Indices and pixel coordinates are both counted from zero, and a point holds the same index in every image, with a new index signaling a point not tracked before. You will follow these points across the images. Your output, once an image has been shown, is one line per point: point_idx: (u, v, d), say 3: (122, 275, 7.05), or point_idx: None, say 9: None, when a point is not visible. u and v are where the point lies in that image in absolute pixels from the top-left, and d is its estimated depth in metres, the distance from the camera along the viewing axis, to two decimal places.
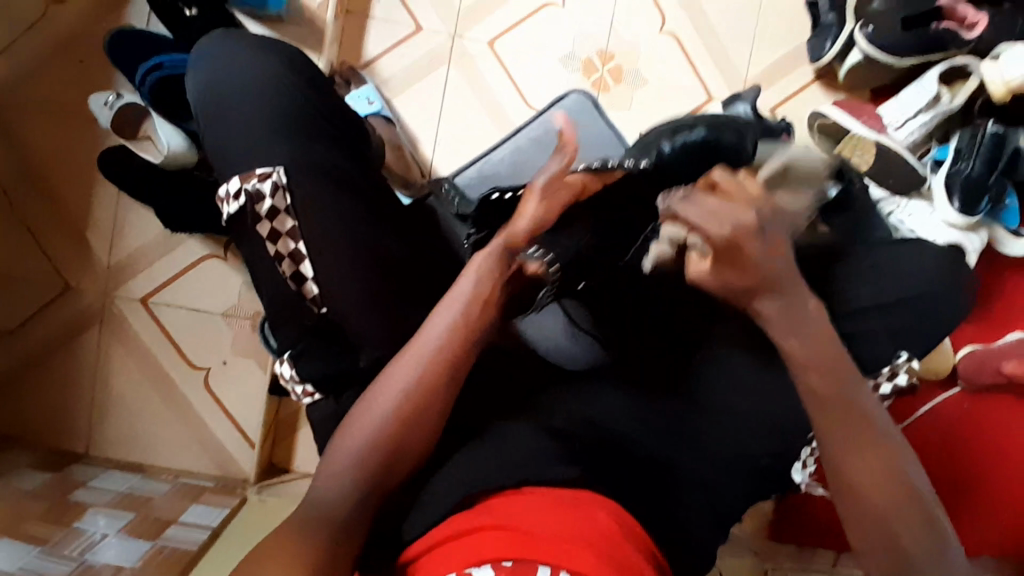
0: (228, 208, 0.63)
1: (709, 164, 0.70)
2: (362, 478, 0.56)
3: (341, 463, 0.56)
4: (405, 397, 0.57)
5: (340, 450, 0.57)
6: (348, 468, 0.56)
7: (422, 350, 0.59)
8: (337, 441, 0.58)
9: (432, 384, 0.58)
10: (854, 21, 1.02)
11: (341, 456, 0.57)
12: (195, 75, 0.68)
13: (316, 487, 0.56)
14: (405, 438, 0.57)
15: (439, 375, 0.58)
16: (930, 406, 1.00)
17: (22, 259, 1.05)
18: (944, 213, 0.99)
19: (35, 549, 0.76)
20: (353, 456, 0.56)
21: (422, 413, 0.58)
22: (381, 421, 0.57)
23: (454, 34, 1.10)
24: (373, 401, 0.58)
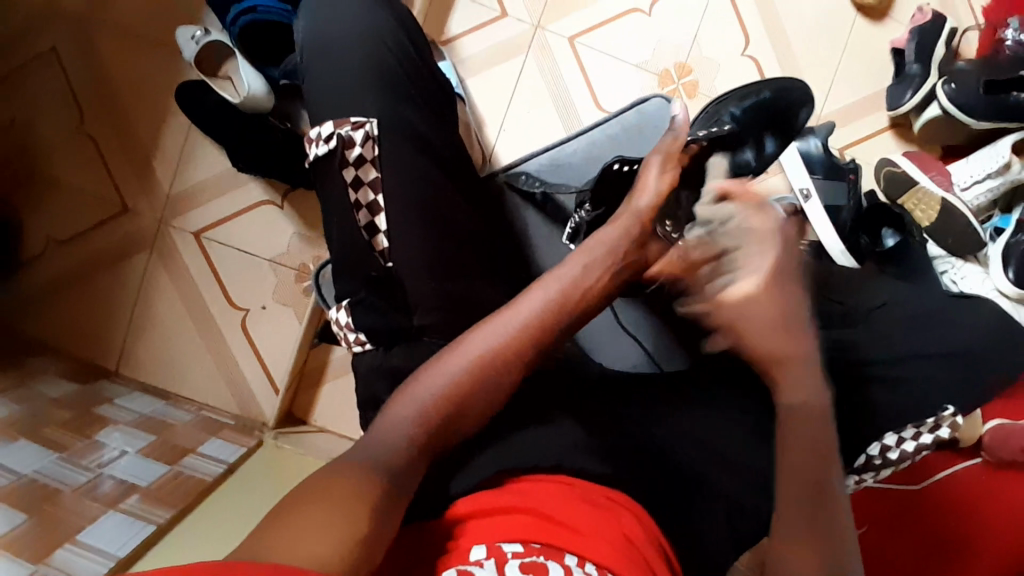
0: (316, 150, 0.66)
1: (773, 124, 0.88)
2: (428, 427, 0.56)
3: (403, 412, 0.56)
4: (493, 354, 0.58)
5: (406, 397, 0.56)
6: (418, 414, 0.56)
7: (519, 314, 0.60)
8: (410, 385, 0.58)
9: (516, 353, 0.59)
10: (939, 76, 1.02)
11: (406, 404, 0.56)
12: (306, 20, 0.70)
13: (376, 431, 0.55)
14: (485, 385, 0.58)
15: (524, 346, 0.59)
16: (948, 472, 0.86)
17: (87, 175, 1.08)
18: (997, 281, 0.98)
19: (53, 455, 0.79)
20: (429, 401, 0.56)
21: (502, 375, 0.58)
22: (456, 375, 0.57)
23: (537, 25, 1.11)
24: (455, 352, 0.58)
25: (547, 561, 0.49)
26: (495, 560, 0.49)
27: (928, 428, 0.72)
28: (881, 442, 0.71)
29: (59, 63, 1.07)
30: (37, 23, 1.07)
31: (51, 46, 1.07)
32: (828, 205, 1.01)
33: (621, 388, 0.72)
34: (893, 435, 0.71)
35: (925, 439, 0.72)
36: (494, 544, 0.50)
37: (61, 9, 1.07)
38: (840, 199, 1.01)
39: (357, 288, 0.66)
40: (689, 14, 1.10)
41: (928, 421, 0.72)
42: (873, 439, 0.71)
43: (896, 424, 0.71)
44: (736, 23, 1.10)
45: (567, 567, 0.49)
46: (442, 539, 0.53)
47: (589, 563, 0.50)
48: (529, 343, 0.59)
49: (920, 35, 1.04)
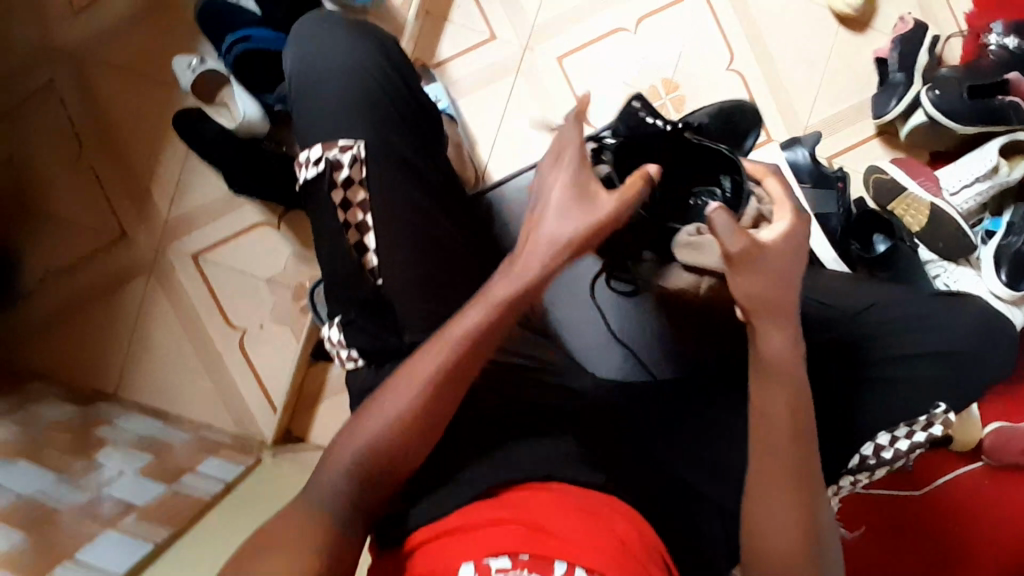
0: (306, 173, 0.68)
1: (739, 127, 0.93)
2: (360, 474, 0.55)
3: (374, 427, 0.56)
4: (418, 392, 0.56)
5: (344, 444, 0.56)
6: (351, 464, 0.55)
7: (443, 345, 0.56)
8: (345, 431, 0.57)
9: (480, 348, 0.57)
10: (923, 84, 1.04)
11: (345, 449, 0.56)
12: (295, 47, 0.72)
13: (314, 483, 0.56)
14: (416, 424, 0.56)
15: (486, 339, 0.57)
16: (951, 476, 0.95)
17: (88, 203, 1.10)
18: (991, 283, 0.99)
19: (52, 476, 0.80)
20: (359, 448, 0.55)
21: (432, 409, 0.56)
22: (419, 383, 0.56)
23: (526, 47, 1.14)
24: (384, 395, 0.57)
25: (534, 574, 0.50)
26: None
27: (920, 426, 0.71)
28: (874, 441, 0.72)
29: (61, 94, 1.10)
30: (38, 56, 1.10)
31: (52, 79, 1.10)
32: (818, 213, 1.01)
33: (613, 397, 0.73)
34: (886, 434, 0.71)
35: (918, 438, 0.71)
36: (481, 560, 0.51)
37: (63, 43, 1.10)
38: (830, 207, 1.01)
39: (348, 303, 0.67)
40: (673, 31, 1.13)
41: (919, 419, 0.71)
42: (865, 441, 0.72)
43: (886, 427, 0.72)
44: (720, 40, 1.13)
45: None
46: (426, 560, 0.54)
47: (580, 570, 0.50)
48: (492, 335, 0.57)
49: (903, 44, 1.06)
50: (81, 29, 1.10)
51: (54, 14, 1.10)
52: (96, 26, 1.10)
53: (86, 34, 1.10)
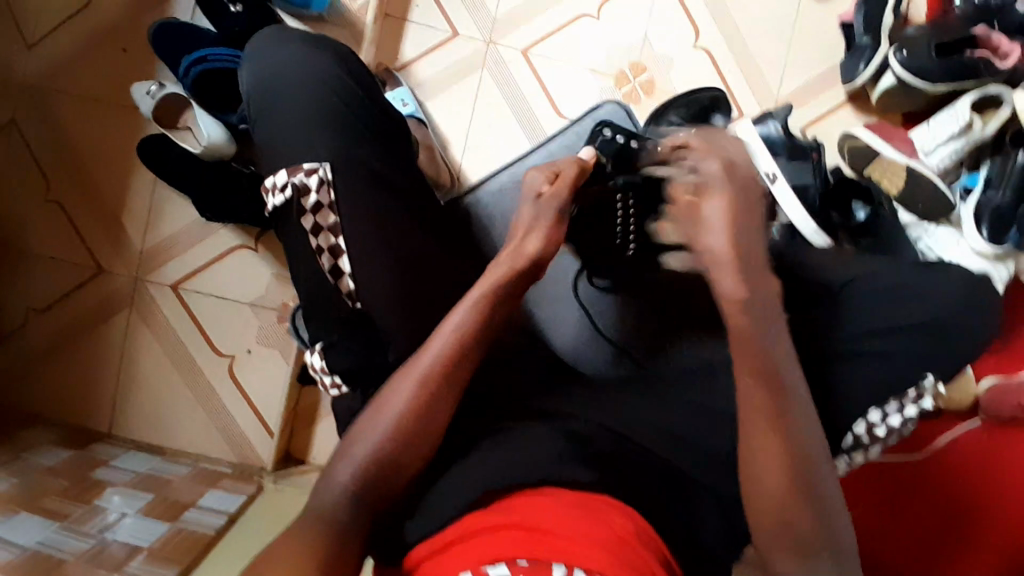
0: (274, 201, 0.66)
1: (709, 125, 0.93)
2: (365, 478, 0.58)
3: (376, 429, 0.60)
4: (413, 392, 0.60)
5: (347, 456, 0.59)
6: (354, 472, 0.58)
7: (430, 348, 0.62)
8: (348, 441, 0.61)
9: (470, 347, 0.63)
10: (889, 45, 1.03)
11: (349, 460, 0.59)
12: (251, 70, 0.70)
13: (318, 495, 0.58)
14: (415, 426, 0.60)
15: (474, 341, 0.63)
16: (950, 436, 0.99)
17: (58, 240, 1.07)
18: (972, 242, 0.99)
19: (53, 525, 0.78)
20: (360, 457, 0.59)
21: (428, 411, 0.61)
22: (414, 382, 0.61)
23: (490, 42, 1.12)
24: (382, 403, 0.61)
25: None
26: None
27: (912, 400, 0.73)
28: (866, 418, 0.73)
29: (18, 132, 1.07)
30: None
31: (7, 117, 1.07)
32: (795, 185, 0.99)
33: (608, 395, 0.72)
34: (877, 410, 0.72)
35: (909, 412, 0.72)
36: (479, 566, 0.50)
37: (15, 79, 1.07)
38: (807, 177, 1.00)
39: (330, 327, 0.66)
40: (637, 14, 1.11)
41: (910, 393, 0.73)
42: (857, 416, 0.73)
43: (878, 398, 0.72)
44: (685, 18, 1.11)
45: None
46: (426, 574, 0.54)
47: (578, 571, 0.49)
48: (479, 336, 0.63)
49: (867, 6, 1.05)
50: (32, 63, 1.07)
51: (1, 49, 1.07)
52: (47, 58, 1.07)
53: (38, 67, 1.07)
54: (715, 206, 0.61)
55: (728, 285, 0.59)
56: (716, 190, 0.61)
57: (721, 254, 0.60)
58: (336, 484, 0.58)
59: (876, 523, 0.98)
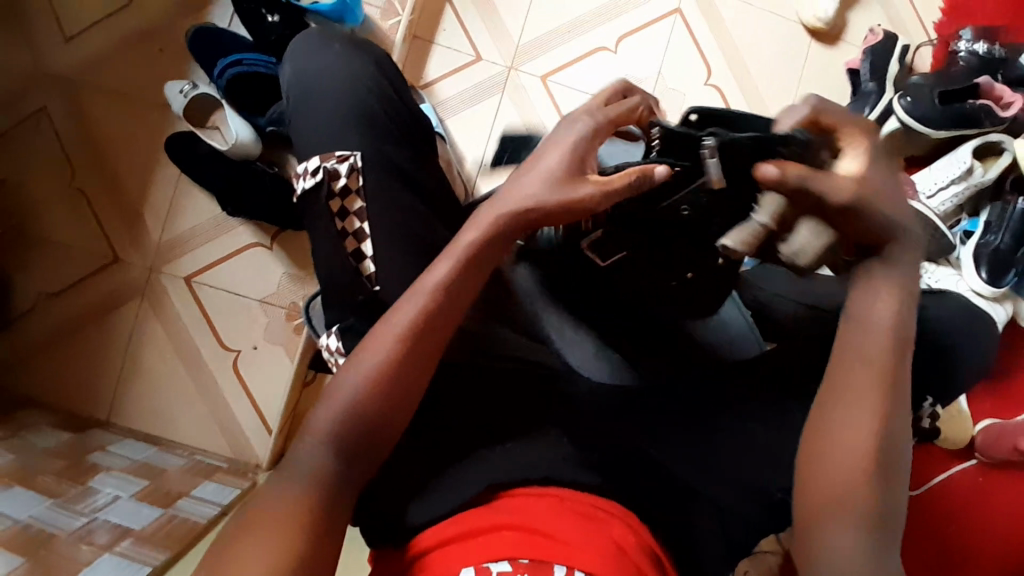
0: (304, 182, 0.69)
1: None
2: (359, 456, 0.58)
3: (349, 392, 0.59)
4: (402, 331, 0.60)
5: (331, 399, 0.59)
6: (336, 419, 0.58)
7: (426, 285, 0.61)
8: (335, 382, 0.60)
9: (448, 312, 0.62)
10: (894, 92, 1.08)
11: (332, 404, 0.59)
12: (288, 68, 0.74)
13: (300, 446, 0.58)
14: (400, 370, 0.60)
15: (450, 304, 0.62)
16: (945, 475, 1.01)
17: (78, 227, 1.10)
18: (972, 281, 1.02)
19: (47, 501, 0.79)
20: (345, 404, 0.59)
21: (415, 355, 0.60)
22: (389, 348, 0.60)
23: (511, 67, 1.17)
24: (370, 344, 0.61)
25: None
26: None
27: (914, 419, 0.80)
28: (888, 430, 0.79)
29: (53, 122, 1.11)
30: (30, 85, 1.12)
31: (43, 106, 1.11)
32: None
33: None
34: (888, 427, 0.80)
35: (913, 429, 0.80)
36: (482, 565, 0.54)
37: (54, 71, 1.12)
38: None
39: (344, 312, 0.68)
40: (653, 49, 1.17)
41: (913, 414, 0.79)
42: None
43: None
44: (699, 56, 1.17)
45: None
46: (428, 562, 0.57)
47: (578, 572, 0.53)
48: (456, 301, 0.62)
49: (874, 54, 1.10)
50: (73, 57, 1.12)
51: (45, 42, 1.12)
52: (87, 53, 1.12)
53: (77, 61, 1.11)
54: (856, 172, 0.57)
55: (886, 311, 0.57)
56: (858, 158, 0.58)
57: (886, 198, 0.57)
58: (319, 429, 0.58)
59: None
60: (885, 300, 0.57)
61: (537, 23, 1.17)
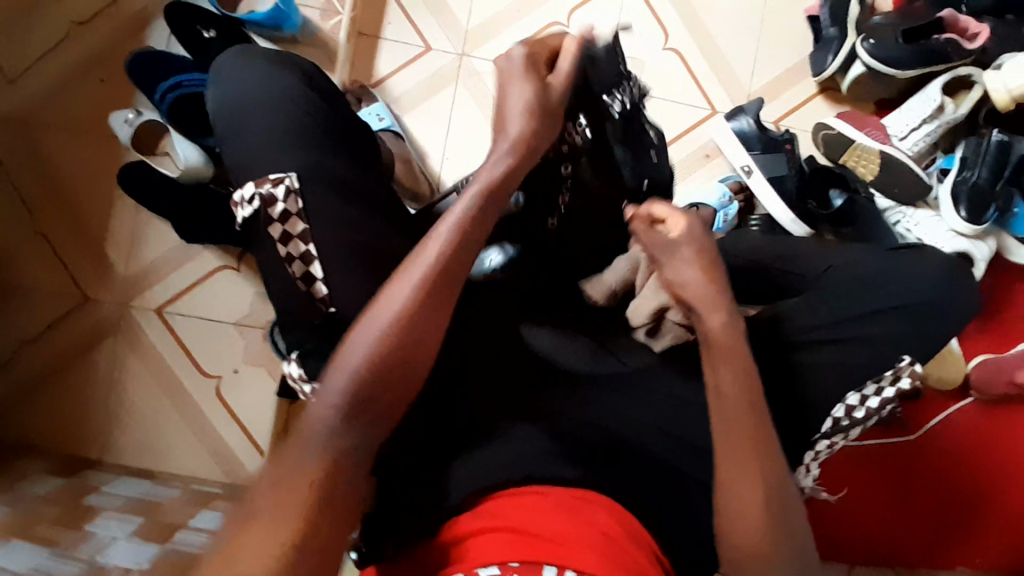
0: (242, 212, 0.67)
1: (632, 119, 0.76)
2: None
3: (336, 386, 0.54)
4: (418, 293, 0.58)
5: (341, 367, 0.55)
6: (343, 396, 0.54)
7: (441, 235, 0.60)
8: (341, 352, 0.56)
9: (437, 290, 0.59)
10: (857, 35, 1.04)
11: (341, 373, 0.55)
12: (216, 90, 0.72)
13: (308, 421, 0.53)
14: (417, 327, 0.57)
15: (439, 285, 0.59)
16: (942, 416, 1.00)
17: (44, 270, 1.08)
18: (951, 222, 0.99)
19: (45, 551, 0.76)
20: (352, 374, 0.55)
21: (427, 313, 0.58)
22: (379, 333, 0.56)
23: (462, 54, 1.13)
24: (379, 307, 0.58)
25: None
26: None
27: (889, 380, 0.72)
28: (845, 402, 0.71)
29: (1, 166, 1.08)
30: None
31: None
32: (771, 177, 1.03)
33: None
34: (855, 393, 0.71)
35: (887, 394, 0.71)
36: (469, 570, 0.51)
37: None
38: (782, 169, 1.02)
39: (303, 337, 0.67)
40: (606, 18, 1.13)
41: (887, 374, 0.72)
42: (836, 401, 0.71)
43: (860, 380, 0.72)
44: (654, 20, 1.13)
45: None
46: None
47: (570, 571, 0.49)
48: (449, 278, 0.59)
49: None
50: (12, 97, 1.09)
51: None
52: (28, 92, 1.08)
53: (19, 101, 1.09)
54: (690, 253, 0.63)
55: (718, 315, 0.62)
56: (682, 236, 0.63)
57: (707, 293, 0.62)
58: (329, 403, 0.53)
59: (858, 506, 0.99)
60: (713, 309, 0.62)
61: (484, 6, 1.13)
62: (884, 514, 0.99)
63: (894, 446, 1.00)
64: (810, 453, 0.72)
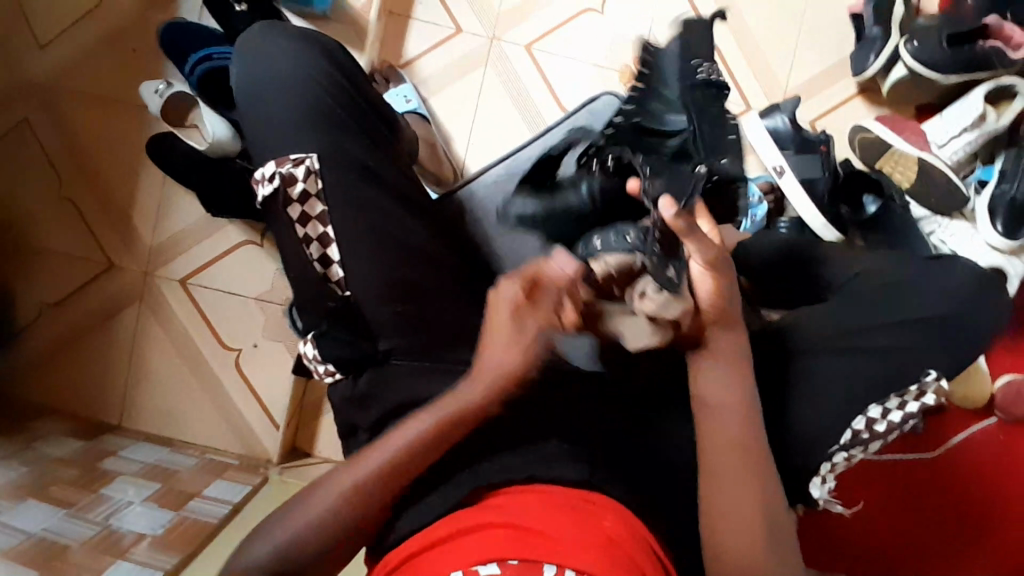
0: (262, 190, 0.67)
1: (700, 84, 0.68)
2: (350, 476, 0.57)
3: (325, 499, 0.57)
4: (403, 453, 0.58)
5: (326, 489, 0.58)
6: (320, 517, 0.57)
7: (430, 417, 0.59)
8: (330, 478, 0.59)
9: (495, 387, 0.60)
10: (900, 35, 1.00)
11: (327, 493, 0.58)
12: (242, 66, 0.71)
13: (291, 517, 0.57)
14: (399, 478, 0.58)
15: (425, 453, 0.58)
16: (964, 435, 0.98)
17: (72, 236, 1.10)
18: (987, 235, 0.97)
19: (60, 512, 0.79)
20: (339, 493, 0.57)
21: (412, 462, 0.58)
22: (362, 479, 0.57)
23: (493, 37, 1.12)
24: (371, 450, 0.59)
25: None
26: None
27: (913, 396, 0.68)
28: (867, 414, 0.68)
29: (33, 131, 1.10)
30: (10, 94, 1.10)
31: (22, 117, 1.10)
32: (803, 179, 0.99)
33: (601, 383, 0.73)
34: (877, 406, 0.68)
35: (911, 409, 0.68)
36: (469, 567, 0.49)
37: (30, 78, 1.10)
38: (816, 172, 0.99)
39: (319, 320, 0.67)
40: (641, 6, 1.10)
41: (912, 389, 0.69)
42: (856, 412, 0.68)
43: None
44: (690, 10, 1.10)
45: None
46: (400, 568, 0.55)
47: (570, 571, 0.48)
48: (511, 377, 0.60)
49: None
50: (46, 63, 1.10)
51: (17, 48, 1.10)
52: (60, 58, 1.09)
53: (52, 66, 1.10)
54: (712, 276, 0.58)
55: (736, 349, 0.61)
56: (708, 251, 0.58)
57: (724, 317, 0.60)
58: (307, 518, 0.56)
59: (868, 522, 0.98)
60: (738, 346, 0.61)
61: None
62: (894, 531, 0.98)
63: (912, 463, 0.98)
64: (826, 465, 0.68)
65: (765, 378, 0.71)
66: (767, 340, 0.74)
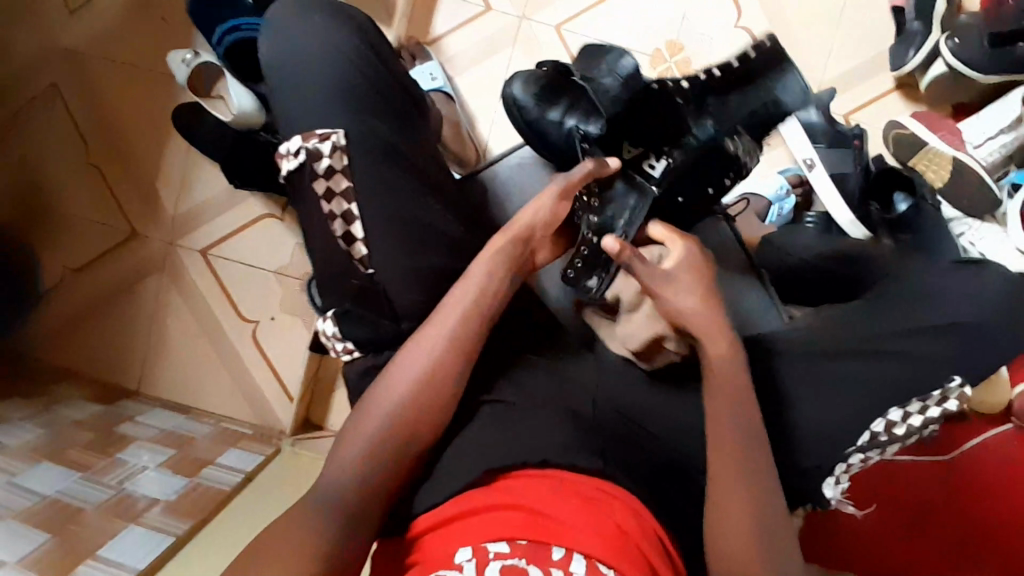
0: (288, 165, 0.67)
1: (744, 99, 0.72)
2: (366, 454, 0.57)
3: (372, 422, 0.59)
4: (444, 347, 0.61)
5: (375, 405, 0.60)
6: (367, 440, 0.58)
7: (457, 304, 0.62)
8: (375, 392, 0.61)
9: (447, 363, 0.61)
10: (942, 31, 0.96)
11: (377, 410, 0.59)
12: (269, 38, 0.71)
13: (329, 472, 0.58)
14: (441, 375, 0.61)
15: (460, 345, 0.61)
16: (978, 441, 0.91)
17: (97, 202, 1.11)
18: (1018, 240, 0.93)
19: (77, 474, 0.81)
20: (384, 410, 0.59)
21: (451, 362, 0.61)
22: (409, 378, 0.60)
23: (522, 17, 1.10)
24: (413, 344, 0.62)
25: (529, 563, 0.48)
26: (477, 561, 0.49)
27: (936, 401, 0.68)
28: (886, 416, 0.67)
29: (62, 96, 1.11)
30: (42, 60, 1.11)
31: (52, 84, 1.11)
32: (834, 173, 0.99)
33: None
34: (898, 410, 0.67)
35: (933, 414, 0.67)
36: (479, 544, 0.50)
37: (61, 45, 1.11)
38: (847, 167, 0.97)
39: (341, 298, 0.67)
40: None
41: (934, 394, 0.68)
42: (878, 414, 0.67)
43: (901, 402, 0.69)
44: None
45: (549, 566, 0.48)
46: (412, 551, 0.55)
47: (577, 555, 0.49)
48: (458, 351, 0.61)
49: None
50: (78, 29, 1.10)
51: (50, 14, 1.11)
52: (91, 25, 1.10)
53: (83, 33, 1.10)
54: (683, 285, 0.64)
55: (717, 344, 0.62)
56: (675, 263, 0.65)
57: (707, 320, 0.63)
58: (354, 445, 0.58)
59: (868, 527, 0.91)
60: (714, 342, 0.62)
61: None
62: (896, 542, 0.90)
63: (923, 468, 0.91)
64: (842, 466, 0.67)
65: (785, 376, 0.70)
66: (789, 338, 0.72)
